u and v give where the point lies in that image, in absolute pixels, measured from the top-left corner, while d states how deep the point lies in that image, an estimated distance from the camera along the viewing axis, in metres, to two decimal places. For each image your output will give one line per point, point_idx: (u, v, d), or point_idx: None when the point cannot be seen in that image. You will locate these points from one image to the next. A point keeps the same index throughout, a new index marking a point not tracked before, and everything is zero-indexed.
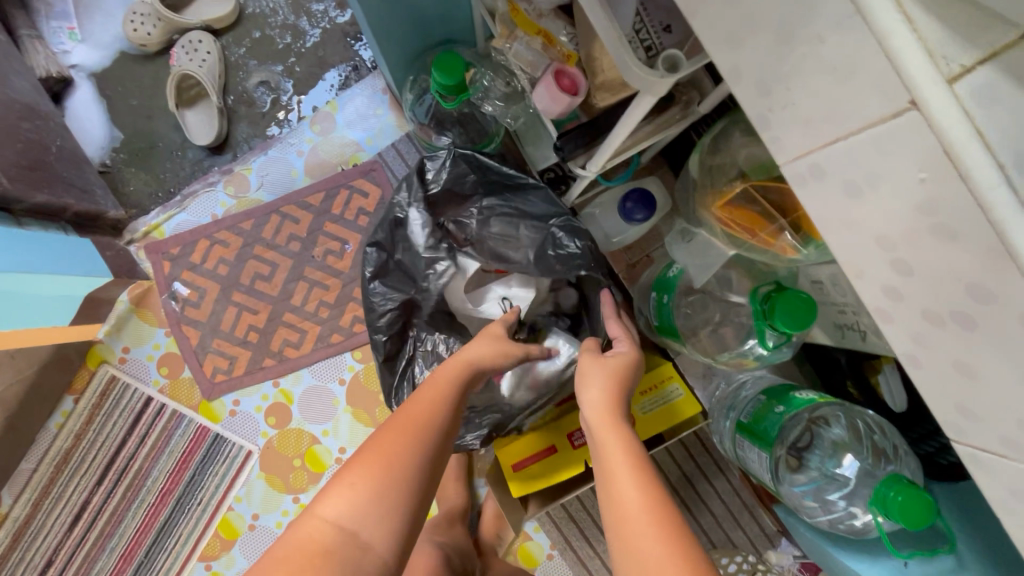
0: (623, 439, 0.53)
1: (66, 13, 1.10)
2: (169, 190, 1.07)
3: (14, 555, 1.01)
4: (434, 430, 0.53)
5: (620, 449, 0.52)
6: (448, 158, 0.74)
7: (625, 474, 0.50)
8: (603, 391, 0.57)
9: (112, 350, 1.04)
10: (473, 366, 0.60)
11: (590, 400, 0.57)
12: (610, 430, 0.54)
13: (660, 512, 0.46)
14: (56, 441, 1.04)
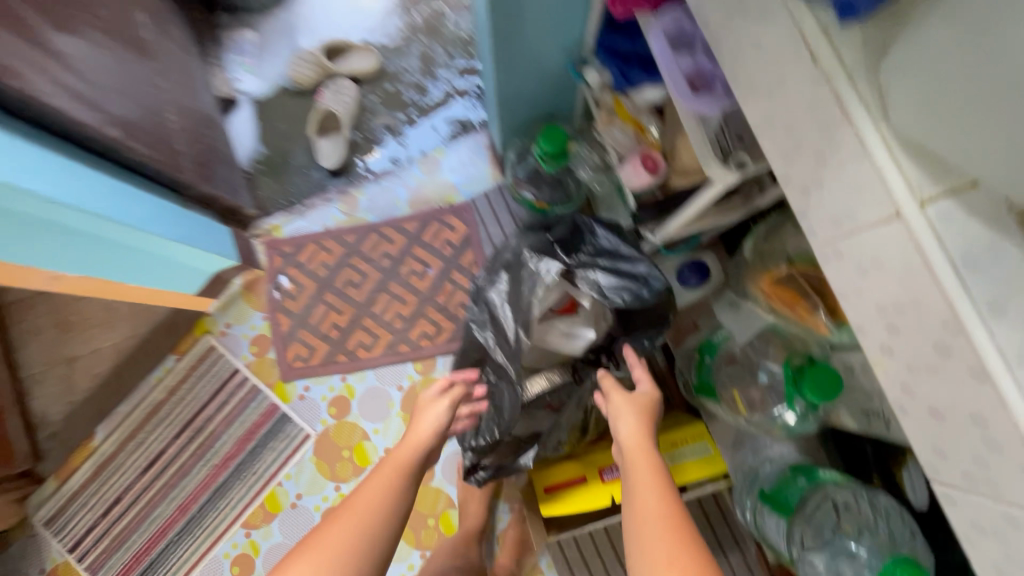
0: (647, 464, 0.61)
1: (245, 50, 1.37)
2: (292, 199, 1.27)
3: (90, 487, 1.14)
4: (374, 509, 0.64)
5: (649, 469, 0.61)
6: (567, 224, 0.88)
7: (650, 489, 0.59)
8: (632, 422, 0.66)
9: (216, 322, 1.21)
10: (415, 448, 0.71)
11: (623, 427, 0.66)
12: (641, 454, 0.63)
13: (677, 522, 0.56)
14: (150, 392, 1.19)
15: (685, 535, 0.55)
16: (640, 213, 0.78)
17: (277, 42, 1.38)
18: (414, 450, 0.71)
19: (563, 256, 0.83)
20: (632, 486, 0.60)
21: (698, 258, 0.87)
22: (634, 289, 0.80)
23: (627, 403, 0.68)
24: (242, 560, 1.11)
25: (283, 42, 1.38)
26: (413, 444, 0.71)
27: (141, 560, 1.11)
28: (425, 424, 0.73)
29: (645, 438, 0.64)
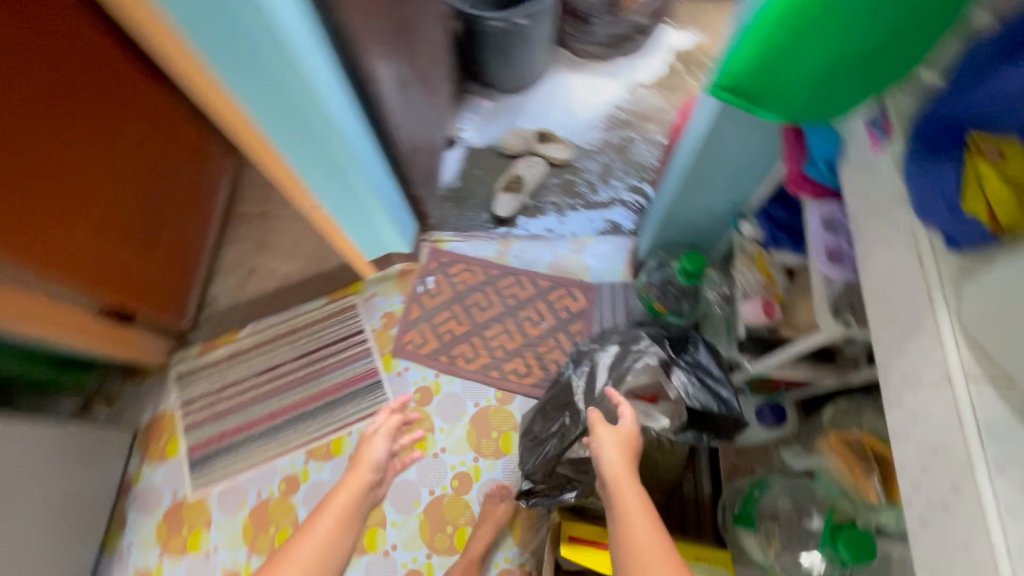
0: (627, 490, 0.83)
1: (477, 111, 1.74)
2: (462, 224, 1.55)
3: (219, 365, 1.40)
4: (320, 530, 1.08)
5: (632, 493, 0.82)
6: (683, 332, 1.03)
7: (638, 509, 0.81)
8: (618, 456, 0.85)
9: (366, 288, 1.46)
10: (354, 473, 1.17)
11: (613, 460, 0.85)
12: (625, 482, 0.83)
13: (658, 531, 0.79)
14: (296, 317, 1.45)
15: (660, 543, 0.77)
16: (745, 343, 0.93)
17: (502, 115, 1.74)
18: (349, 484, 1.15)
19: (668, 350, 0.99)
20: (624, 508, 0.82)
21: (780, 402, 0.99)
22: (715, 403, 0.94)
23: (619, 443, 0.87)
24: (290, 480, 1.28)
25: (506, 116, 1.74)
26: (346, 481, 1.16)
27: (219, 442, 1.31)
28: (361, 456, 1.19)
29: (627, 468, 0.85)
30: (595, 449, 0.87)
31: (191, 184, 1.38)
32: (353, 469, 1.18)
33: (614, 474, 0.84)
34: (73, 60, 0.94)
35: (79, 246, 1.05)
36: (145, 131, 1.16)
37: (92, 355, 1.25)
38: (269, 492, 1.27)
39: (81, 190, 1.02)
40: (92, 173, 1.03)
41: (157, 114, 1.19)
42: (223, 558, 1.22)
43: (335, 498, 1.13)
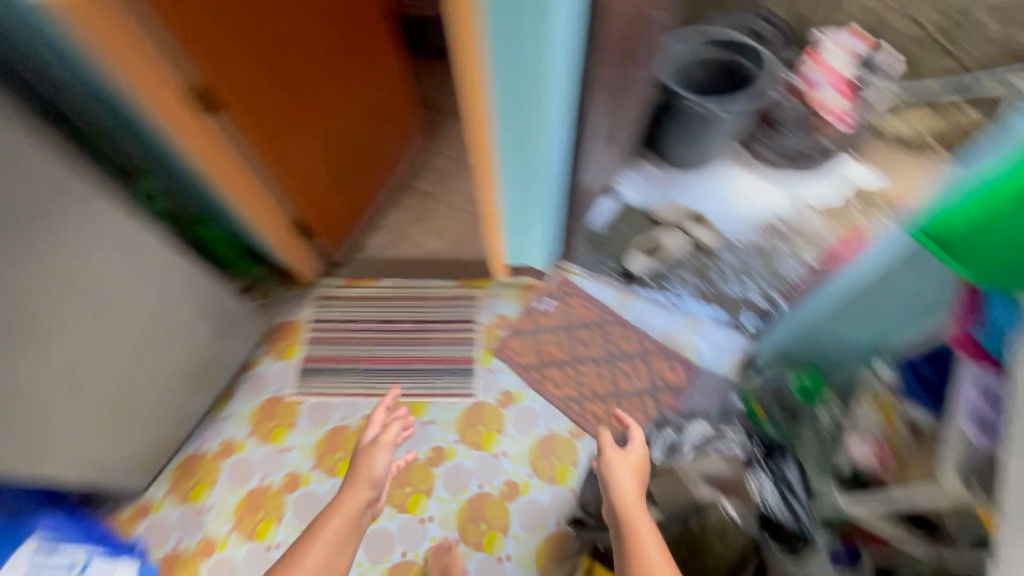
0: (633, 515, 0.94)
1: (643, 171, 1.82)
2: (593, 264, 1.63)
3: (348, 299, 1.58)
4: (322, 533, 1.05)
5: (638, 518, 0.93)
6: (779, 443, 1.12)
7: (642, 518, 0.93)
8: (625, 483, 0.99)
9: (491, 286, 1.59)
10: (350, 481, 1.13)
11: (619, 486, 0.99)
12: (631, 508, 0.95)
13: (656, 538, 0.91)
14: (424, 285, 1.61)
15: (655, 549, 0.89)
16: (846, 478, 0.99)
17: (666, 183, 1.80)
18: (345, 490, 1.11)
19: (760, 452, 1.11)
20: (630, 532, 0.91)
21: (854, 543, 1.00)
22: (788, 512, 1.01)
23: (628, 472, 1.01)
24: (368, 420, 1.41)
25: (669, 185, 1.80)
26: (340, 495, 1.10)
27: (324, 362, 1.48)
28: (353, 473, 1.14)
29: (633, 493, 0.98)
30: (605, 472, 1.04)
31: (388, 150, 1.63)
32: (346, 494, 1.11)
33: (619, 497, 0.98)
34: (336, 37, 1.24)
35: (301, 171, 1.34)
36: (368, 97, 1.44)
37: (270, 254, 1.48)
38: (348, 422, 1.41)
39: (311, 115, 1.28)
40: (323, 121, 1.33)
41: (387, 83, 1.47)
42: (293, 460, 1.37)
43: (336, 508, 1.08)
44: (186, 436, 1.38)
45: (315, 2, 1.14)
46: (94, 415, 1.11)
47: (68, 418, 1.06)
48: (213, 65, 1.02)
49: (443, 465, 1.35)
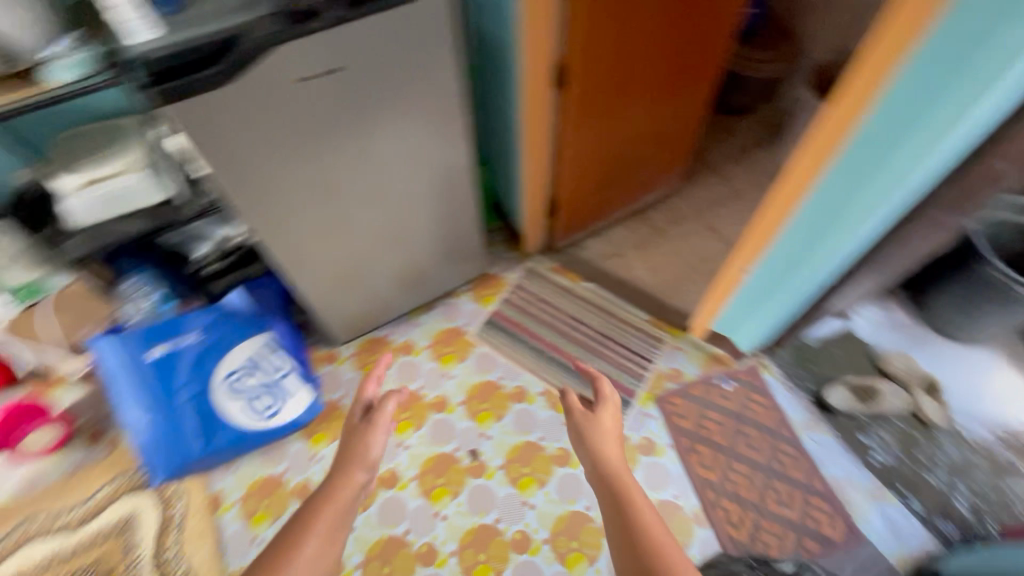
0: (617, 478, 0.92)
1: (887, 313, 1.65)
2: (790, 373, 1.53)
3: (551, 284, 1.69)
4: (300, 539, 0.82)
5: (627, 480, 0.91)
6: None
7: (630, 481, 0.91)
8: (598, 448, 0.99)
9: (679, 340, 1.57)
10: (336, 477, 0.95)
11: (603, 454, 0.97)
12: (616, 470, 0.94)
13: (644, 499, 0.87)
14: (620, 307, 1.65)
15: (640, 505, 0.86)
16: None
17: (908, 335, 1.61)
18: (332, 484, 0.94)
19: None
20: (622, 492, 0.88)
21: None
22: None
23: (609, 440, 1.01)
24: (518, 391, 1.48)
25: (910, 339, 1.61)
26: (327, 491, 0.92)
27: (507, 324, 1.59)
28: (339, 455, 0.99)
29: (608, 454, 0.97)
30: (581, 444, 1.03)
31: (640, 176, 1.72)
32: (333, 497, 0.91)
33: (600, 468, 0.96)
34: (674, 59, 1.37)
35: (574, 163, 1.47)
36: (651, 124, 1.54)
37: (518, 215, 1.64)
38: (503, 383, 1.49)
39: (619, 108, 1.40)
40: (621, 118, 1.44)
41: (683, 114, 1.60)
42: (447, 389, 1.48)
43: (317, 518, 0.86)
44: (384, 322, 1.58)
45: (678, 26, 1.28)
46: (344, 267, 1.34)
47: (328, 260, 1.28)
48: (576, 52, 1.17)
49: (564, 468, 1.37)
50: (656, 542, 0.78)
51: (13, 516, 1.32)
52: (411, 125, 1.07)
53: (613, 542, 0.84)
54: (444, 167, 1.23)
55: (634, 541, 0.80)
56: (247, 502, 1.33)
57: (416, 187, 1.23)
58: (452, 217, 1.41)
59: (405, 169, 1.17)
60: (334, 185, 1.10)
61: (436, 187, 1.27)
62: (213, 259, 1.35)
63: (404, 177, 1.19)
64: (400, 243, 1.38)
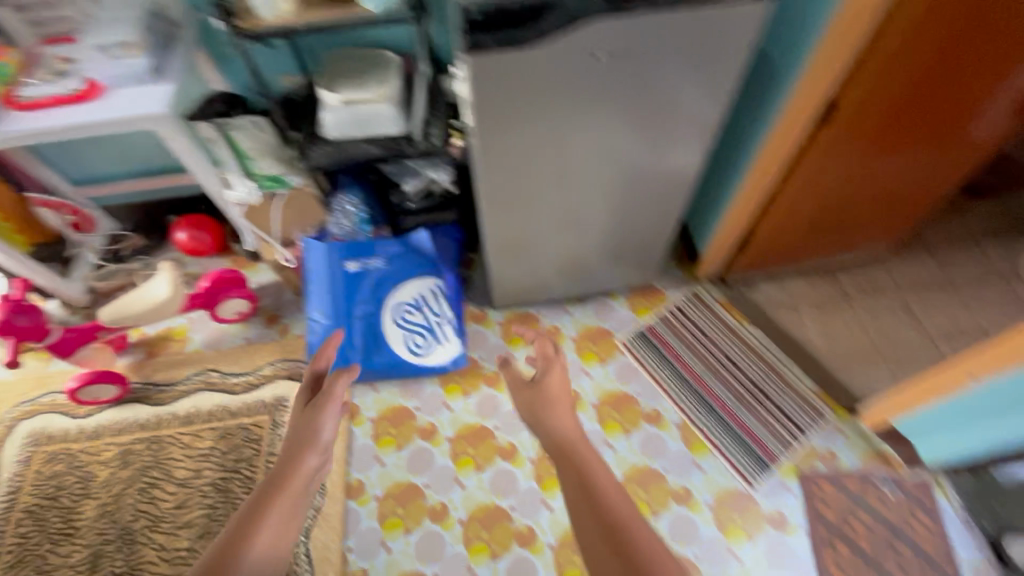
0: (570, 447, 0.93)
1: None
2: (970, 502, 1.29)
3: (715, 317, 1.59)
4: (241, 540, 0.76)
5: (583, 450, 0.92)
6: None
7: (593, 459, 0.90)
8: (550, 417, 0.99)
9: (844, 423, 1.41)
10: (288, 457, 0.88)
11: (551, 428, 0.97)
12: (566, 441, 0.94)
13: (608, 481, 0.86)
14: (785, 366, 1.52)
15: (605, 485, 0.86)
16: None
17: None
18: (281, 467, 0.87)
19: None
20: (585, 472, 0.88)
21: None
22: None
23: (558, 405, 1.01)
24: (653, 414, 1.43)
25: None
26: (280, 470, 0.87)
27: (659, 343, 1.53)
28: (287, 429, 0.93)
29: (560, 422, 0.98)
30: (531, 416, 1.02)
31: (848, 235, 1.56)
32: (284, 483, 0.85)
33: (552, 438, 0.96)
34: (954, 121, 1.19)
35: (792, 203, 1.36)
36: (890, 185, 1.37)
37: (704, 239, 1.56)
38: (639, 401, 1.45)
39: (870, 159, 1.26)
40: (865, 170, 1.29)
41: (931, 182, 1.40)
42: (584, 387, 1.47)
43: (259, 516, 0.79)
44: (540, 301, 1.59)
45: (980, 84, 1.11)
46: (530, 242, 1.37)
47: (519, 229, 1.31)
48: (858, 92, 1.06)
49: (683, 508, 1.31)
50: (625, 516, 0.81)
51: (200, 364, 1.53)
52: (663, 123, 1.06)
53: (577, 518, 0.85)
54: (670, 171, 1.20)
55: (609, 520, 0.81)
56: (379, 423, 1.43)
57: (634, 183, 1.22)
58: (648, 222, 1.38)
59: (634, 163, 1.16)
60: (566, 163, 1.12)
61: (651, 188, 1.25)
62: (415, 198, 1.45)
63: (628, 170, 1.18)
64: (590, 233, 1.38)
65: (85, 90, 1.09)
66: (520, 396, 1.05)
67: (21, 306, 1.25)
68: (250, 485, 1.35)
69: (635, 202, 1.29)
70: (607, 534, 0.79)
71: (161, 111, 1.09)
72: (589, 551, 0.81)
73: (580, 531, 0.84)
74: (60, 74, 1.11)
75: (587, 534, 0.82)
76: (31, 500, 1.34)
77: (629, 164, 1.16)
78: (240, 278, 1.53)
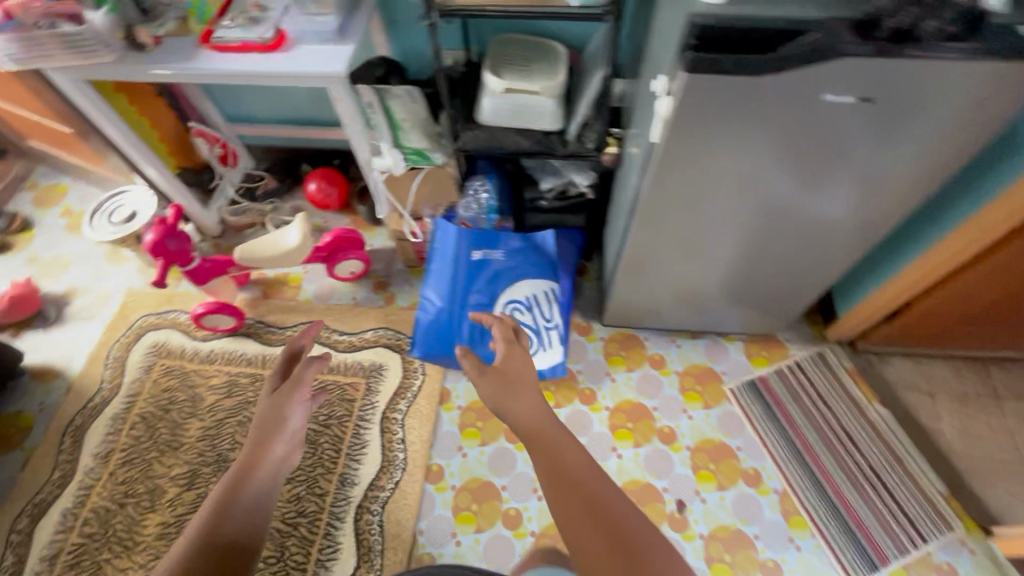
0: (544, 434, 0.77)
1: None
2: None
3: (840, 386, 1.44)
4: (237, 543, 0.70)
5: (551, 436, 0.76)
6: None
7: (562, 448, 0.75)
8: (515, 397, 0.82)
9: (972, 539, 1.25)
10: (251, 457, 0.81)
11: (518, 411, 0.80)
12: (534, 428, 0.78)
13: (580, 473, 0.71)
14: (913, 458, 1.35)
15: (585, 481, 0.70)
16: None
17: None
18: (248, 460, 0.81)
19: None
20: (552, 467, 0.72)
21: None
22: None
23: (525, 387, 0.84)
24: (752, 475, 1.32)
25: None
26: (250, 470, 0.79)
27: (771, 399, 1.42)
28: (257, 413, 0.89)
29: (526, 402, 0.81)
30: (493, 396, 0.83)
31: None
32: (250, 474, 0.81)
33: (522, 426, 0.79)
34: None
35: (979, 289, 1.18)
36: None
37: (851, 302, 1.41)
38: (739, 457, 1.34)
39: None
40: None
41: None
42: (681, 426, 1.39)
43: (240, 518, 0.73)
44: (653, 327, 1.51)
45: None
46: (665, 271, 1.28)
47: (658, 258, 1.22)
48: None
49: None
50: (616, 508, 0.68)
51: (308, 314, 1.59)
52: (836, 172, 0.91)
53: (561, 517, 0.68)
54: (819, 220, 1.05)
55: (601, 513, 0.67)
56: (466, 413, 1.42)
57: (769, 226, 1.08)
58: (781, 270, 1.25)
59: (773, 206, 1.02)
60: (700, 199, 1.00)
61: (780, 235, 1.11)
62: (550, 199, 1.39)
63: (764, 213, 1.04)
64: (731, 274, 1.27)
65: (275, 40, 1.11)
66: (482, 378, 0.86)
67: (176, 232, 1.32)
68: (337, 442, 1.38)
69: (759, 247, 1.16)
70: (608, 536, 0.65)
71: (339, 73, 1.09)
72: (580, 553, 0.65)
73: (567, 532, 0.67)
74: (254, 20, 1.14)
75: (577, 535, 0.66)
76: (145, 407, 1.45)
77: (764, 206, 1.01)
78: (359, 240, 1.55)
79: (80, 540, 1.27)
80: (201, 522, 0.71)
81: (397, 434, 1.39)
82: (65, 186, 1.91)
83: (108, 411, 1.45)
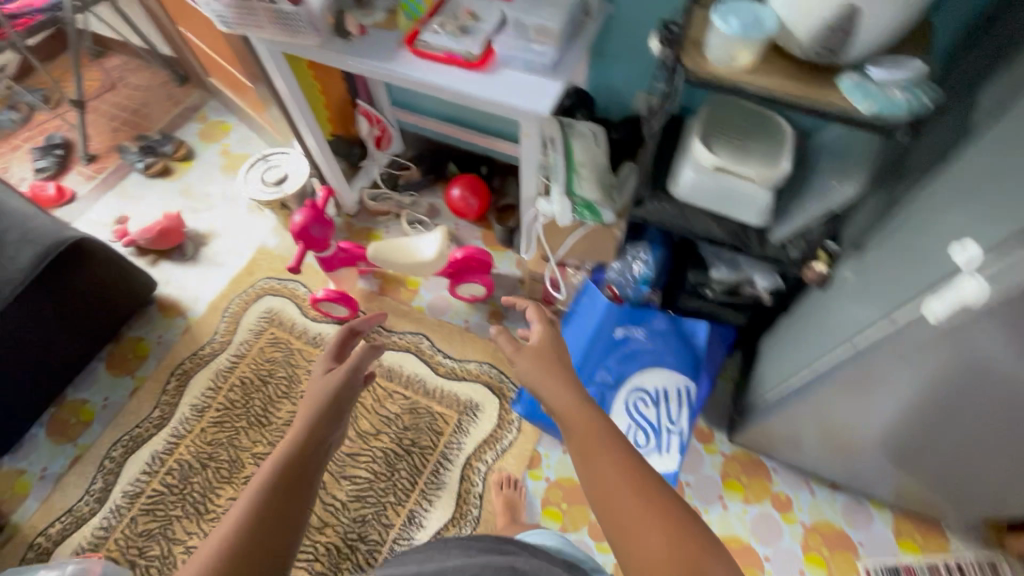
0: (586, 420, 0.72)
1: None
2: None
3: None
4: (279, 519, 0.67)
5: (593, 421, 0.71)
6: None
7: (606, 433, 0.70)
8: (556, 382, 0.80)
9: None
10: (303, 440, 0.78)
11: (557, 392, 0.77)
12: (571, 410, 0.74)
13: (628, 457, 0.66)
14: None
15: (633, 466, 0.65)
16: None
17: None
18: (303, 439, 0.78)
19: None
20: (589, 451, 0.68)
21: None
22: None
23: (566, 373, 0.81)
24: None
25: None
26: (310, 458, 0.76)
27: None
28: (312, 400, 0.86)
29: (566, 387, 0.79)
30: (534, 378, 0.82)
31: None
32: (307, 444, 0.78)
33: (564, 412, 0.75)
34: None
35: None
36: None
37: None
38: None
39: None
40: None
41: None
42: None
43: (292, 504, 0.69)
44: (788, 462, 1.28)
45: None
46: (834, 418, 1.05)
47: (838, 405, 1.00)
48: None
49: None
50: (665, 491, 0.62)
51: (417, 325, 1.52)
52: None
53: (600, 493, 0.64)
54: None
55: (651, 495, 0.62)
56: (552, 489, 1.29)
57: (984, 411, 0.80)
58: (955, 449, 0.93)
59: (967, 362, 0.72)
60: (927, 368, 0.77)
61: (973, 403, 0.79)
62: (718, 289, 1.20)
63: (963, 374, 0.74)
64: (917, 454, 1.02)
65: (481, 59, 1.01)
66: (519, 356, 0.86)
67: (323, 219, 1.28)
68: (415, 474, 1.31)
69: (931, 409, 0.85)
70: (656, 513, 0.59)
71: (539, 113, 0.96)
72: (620, 527, 0.60)
73: (605, 509, 0.63)
74: (464, 28, 1.04)
75: (616, 513, 0.61)
76: (247, 372, 1.46)
77: (978, 374, 0.73)
78: (488, 261, 1.43)
79: (159, 489, 1.30)
80: (254, 497, 0.67)
81: (476, 487, 1.29)
82: (230, 125, 1.98)
83: (214, 365, 1.47)
